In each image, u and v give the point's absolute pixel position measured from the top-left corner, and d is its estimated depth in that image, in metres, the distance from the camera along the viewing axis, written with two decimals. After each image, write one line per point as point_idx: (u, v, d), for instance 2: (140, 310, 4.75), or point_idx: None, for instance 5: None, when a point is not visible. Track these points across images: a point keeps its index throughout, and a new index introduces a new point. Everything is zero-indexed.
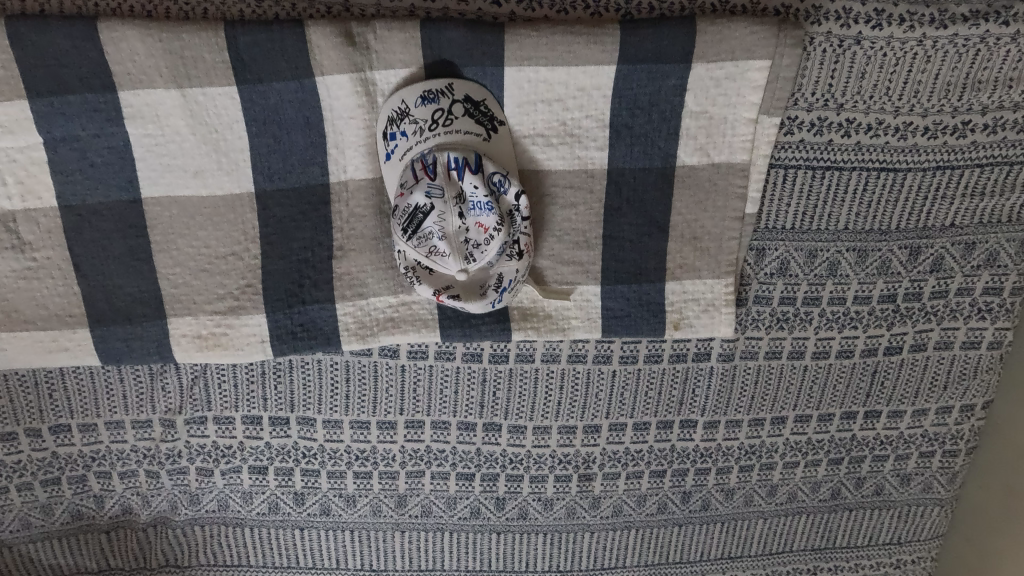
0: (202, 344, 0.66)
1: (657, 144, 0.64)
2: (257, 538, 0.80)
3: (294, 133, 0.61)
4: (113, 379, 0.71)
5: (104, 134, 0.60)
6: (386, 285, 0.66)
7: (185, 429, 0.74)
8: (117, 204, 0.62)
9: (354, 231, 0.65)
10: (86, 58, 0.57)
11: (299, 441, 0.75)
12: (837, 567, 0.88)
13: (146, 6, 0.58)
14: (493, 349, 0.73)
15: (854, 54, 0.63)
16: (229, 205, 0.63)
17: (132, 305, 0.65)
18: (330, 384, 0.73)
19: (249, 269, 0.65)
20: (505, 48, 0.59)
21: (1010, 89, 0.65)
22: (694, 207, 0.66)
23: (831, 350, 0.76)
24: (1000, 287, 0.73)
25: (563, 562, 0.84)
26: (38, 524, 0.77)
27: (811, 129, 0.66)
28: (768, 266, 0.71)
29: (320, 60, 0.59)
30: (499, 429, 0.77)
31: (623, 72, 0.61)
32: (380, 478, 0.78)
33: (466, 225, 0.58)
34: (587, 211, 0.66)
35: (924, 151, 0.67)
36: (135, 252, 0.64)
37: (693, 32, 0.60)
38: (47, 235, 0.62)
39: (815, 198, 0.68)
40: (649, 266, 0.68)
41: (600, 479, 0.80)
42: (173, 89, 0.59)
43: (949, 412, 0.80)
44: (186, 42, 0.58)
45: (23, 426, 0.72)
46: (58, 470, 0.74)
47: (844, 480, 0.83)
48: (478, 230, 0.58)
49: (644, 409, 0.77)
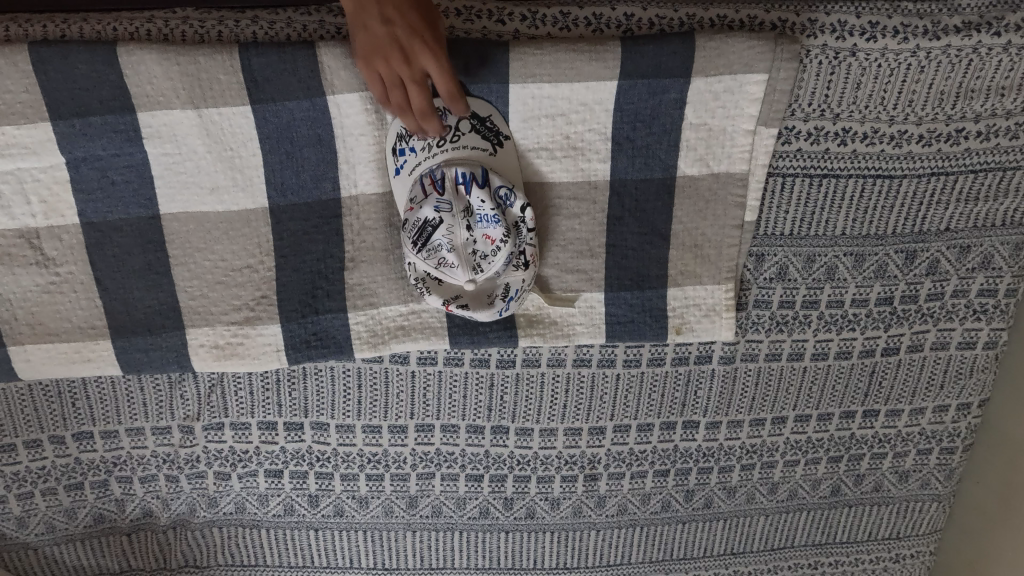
0: (219, 353, 0.68)
1: (658, 155, 0.66)
2: (273, 539, 0.82)
3: (306, 150, 0.63)
4: (134, 388, 0.74)
5: (124, 153, 0.62)
6: (396, 294, 0.68)
7: (203, 435, 0.76)
8: (137, 221, 0.64)
9: (365, 243, 0.67)
10: (106, 81, 0.59)
11: (313, 445, 0.78)
12: (837, 562, 0.90)
13: (162, 30, 0.60)
14: (500, 354, 0.75)
15: (849, 65, 0.64)
16: (245, 220, 0.65)
17: (151, 317, 0.67)
18: (343, 391, 0.75)
19: (264, 281, 0.67)
20: (510, 66, 0.61)
21: (1003, 98, 0.66)
22: (694, 216, 0.68)
23: (829, 351, 0.78)
24: (995, 288, 0.75)
25: (569, 559, 0.87)
26: (62, 527, 0.79)
27: (808, 139, 0.67)
28: (767, 271, 0.73)
29: (331, 79, 0.61)
30: (507, 431, 0.79)
31: (624, 87, 0.63)
32: (391, 480, 0.80)
33: (474, 237, 0.60)
34: (590, 221, 0.68)
35: (919, 158, 0.69)
36: (154, 266, 0.66)
37: (692, 48, 0.62)
38: (69, 251, 0.65)
39: (813, 205, 0.70)
40: (651, 273, 0.70)
41: (605, 479, 0.83)
42: (190, 109, 0.61)
43: (946, 410, 0.82)
44: (202, 65, 0.60)
45: (47, 433, 0.75)
46: (81, 475, 0.77)
47: (844, 477, 0.85)
48: (486, 241, 0.60)
49: (647, 410, 0.79)
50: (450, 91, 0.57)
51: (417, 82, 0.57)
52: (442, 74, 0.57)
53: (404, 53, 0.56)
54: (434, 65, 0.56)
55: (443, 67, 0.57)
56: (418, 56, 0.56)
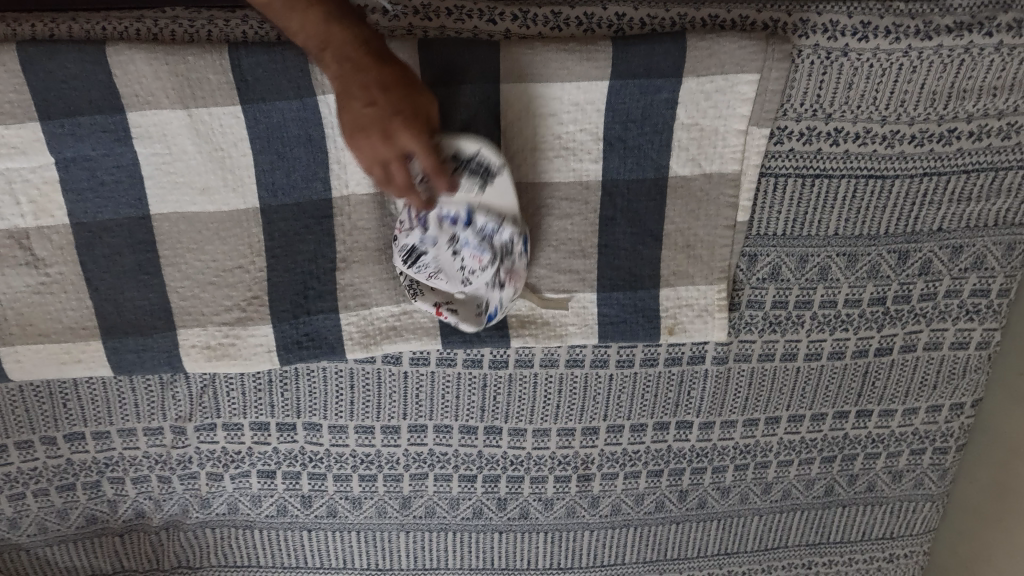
0: (211, 354, 0.68)
1: (650, 155, 0.66)
2: (267, 539, 0.82)
3: (296, 150, 0.63)
4: (125, 389, 0.73)
5: (113, 154, 0.62)
6: (388, 295, 0.68)
7: (195, 436, 0.76)
8: (127, 221, 0.64)
9: (357, 244, 0.67)
10: (95, 81, 0.59)
11: (306, 446, 0.77)
12: (831, 561, 0.90)
13: (152, 30, 0.60)
14: (493, 355, 0.75)
15: (841, 65, 0.64)
16: (236, 220, 0.65)
17: (142, 317, 0.67)
18: (335, 391, 0.75)
19: (255, 282, 0.67)
20: (501, 66, 0.61)
21: (995, 98, 0.66)
22: (686, 216, 0.68)
23: (822, 351, 0.78)
24: (988, 288, 0.75)
25: (563, 560, 0.87)
26: (54, 528, 0.79)
27: (800, 139, 0.67)
28: (760, 271, 0.73)
29: (321, 79, 0.61)
30: (500, 432, 0.79)
31: (616, 87, 0.63)
32: (384, 480, 0.80)
33: (460, 258, 0.63)
34: (582, 221, 0.68)
35: (911, 159, 0.69)
36: (144, 267, 0.66)
37: (683, 47, 0.62)
38: (59, 251, 0.65)
39: (805, 206, 0.70)
40: (643, 273, 0.70)
41: (599, 479, 0.82)
42: (179, 109, 0.61)
43: (939, 410, 0.82)
44: (192, 65, 0.59)
45: (39, 434, 0.74)
46: (73, 476, 0.77)
47: (837, 476, 0.85)
48: (472, 263, 0.63)
49: (641, 410, 0.79)
50: (433, 169, 0.52)
51: (398, 158, 0.52)
52: (424, 151, 0.51)
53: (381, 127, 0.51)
54: (414, 143, 0.51)
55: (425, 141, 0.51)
56: (393, 130, 0.50)
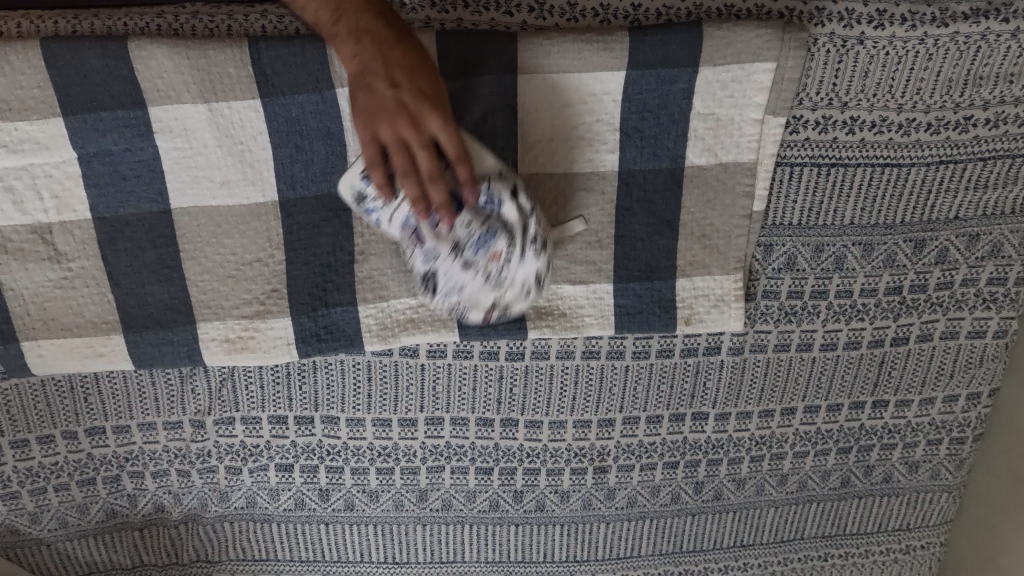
0: (231, 347, 0.69)
1: (667, 145, 0.66)
2: (285, 533, 0.83)
3: (315, 143, 0.64)
4: (146, 383, 0.74)
5: (134, 148, 0.62)
6: (406, 287, 0.69)
7: (214, 429, 0.77)
8: (148, 215, 0.65)
9: (375, 236, 0.67)
10: (118, 76, 0.60)
11: (324, 439, 0.78)
12: (847, 553, 0.90)
13: (172, 25, 0.61)
14: (509, 347, 0.75)
15: (856, 54, 0.64)
16: (255, 214, 0.65)
17: (163, 311, 0.68)
18: (353, 384, 0.76)
19: (274, 275, 0.67)
20: (518, 56, 0.62)
21: (1012, 84, 0.66)
22: (703, 205, 0.68)
23: (838, 341, 0.78)
24: (1004, 277, 0.75)
25: (580, 552, 0.87)
26: (75, 523, 0.80)
27: (816, 128, 0.67)
28: (776, 261, 0.73)
29: (339, 72, 0.61)
30: (516, 424, 0.79)
31: (632, 77, 0.63)
32: (401, 473, 0.80)
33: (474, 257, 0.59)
34: (599, 212, 0.68)
35: (928, 147, 0.69)
36: (165, 261, 0.66)
37: (699, 37, 0.62)
38: (81, 246, 0.65)
39: (821, 195, 0.70)
40: (660, 264, 0.70)
41: (615, 471, 0.83)
42: (200, 103, 0.61)
43: (956, 400, 0.82)
44: (212, 59, 0.60)
45: (60, 428, 0.75)
46: (94, 471, 0.77)
47: (853, 468, 0.85)
48: (490, 262, 0.59)
49: (656, 402, 0.80)
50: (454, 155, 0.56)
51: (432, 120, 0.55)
52: (449, 137, 0.55)
53: (407, 114, 0.55)
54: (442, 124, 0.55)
55: (452, 127, 0.55)
56: (424, 113, 0.55)
